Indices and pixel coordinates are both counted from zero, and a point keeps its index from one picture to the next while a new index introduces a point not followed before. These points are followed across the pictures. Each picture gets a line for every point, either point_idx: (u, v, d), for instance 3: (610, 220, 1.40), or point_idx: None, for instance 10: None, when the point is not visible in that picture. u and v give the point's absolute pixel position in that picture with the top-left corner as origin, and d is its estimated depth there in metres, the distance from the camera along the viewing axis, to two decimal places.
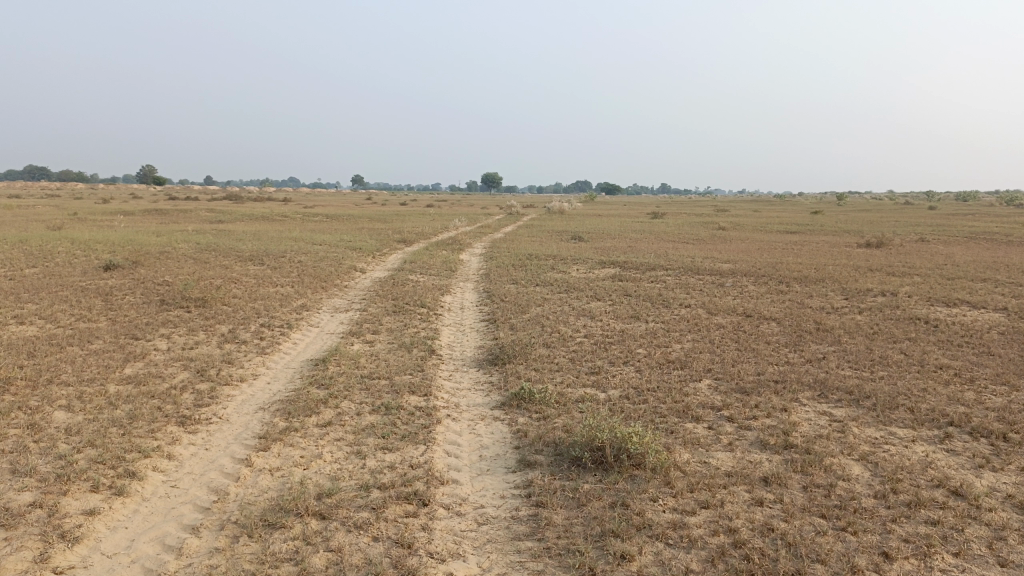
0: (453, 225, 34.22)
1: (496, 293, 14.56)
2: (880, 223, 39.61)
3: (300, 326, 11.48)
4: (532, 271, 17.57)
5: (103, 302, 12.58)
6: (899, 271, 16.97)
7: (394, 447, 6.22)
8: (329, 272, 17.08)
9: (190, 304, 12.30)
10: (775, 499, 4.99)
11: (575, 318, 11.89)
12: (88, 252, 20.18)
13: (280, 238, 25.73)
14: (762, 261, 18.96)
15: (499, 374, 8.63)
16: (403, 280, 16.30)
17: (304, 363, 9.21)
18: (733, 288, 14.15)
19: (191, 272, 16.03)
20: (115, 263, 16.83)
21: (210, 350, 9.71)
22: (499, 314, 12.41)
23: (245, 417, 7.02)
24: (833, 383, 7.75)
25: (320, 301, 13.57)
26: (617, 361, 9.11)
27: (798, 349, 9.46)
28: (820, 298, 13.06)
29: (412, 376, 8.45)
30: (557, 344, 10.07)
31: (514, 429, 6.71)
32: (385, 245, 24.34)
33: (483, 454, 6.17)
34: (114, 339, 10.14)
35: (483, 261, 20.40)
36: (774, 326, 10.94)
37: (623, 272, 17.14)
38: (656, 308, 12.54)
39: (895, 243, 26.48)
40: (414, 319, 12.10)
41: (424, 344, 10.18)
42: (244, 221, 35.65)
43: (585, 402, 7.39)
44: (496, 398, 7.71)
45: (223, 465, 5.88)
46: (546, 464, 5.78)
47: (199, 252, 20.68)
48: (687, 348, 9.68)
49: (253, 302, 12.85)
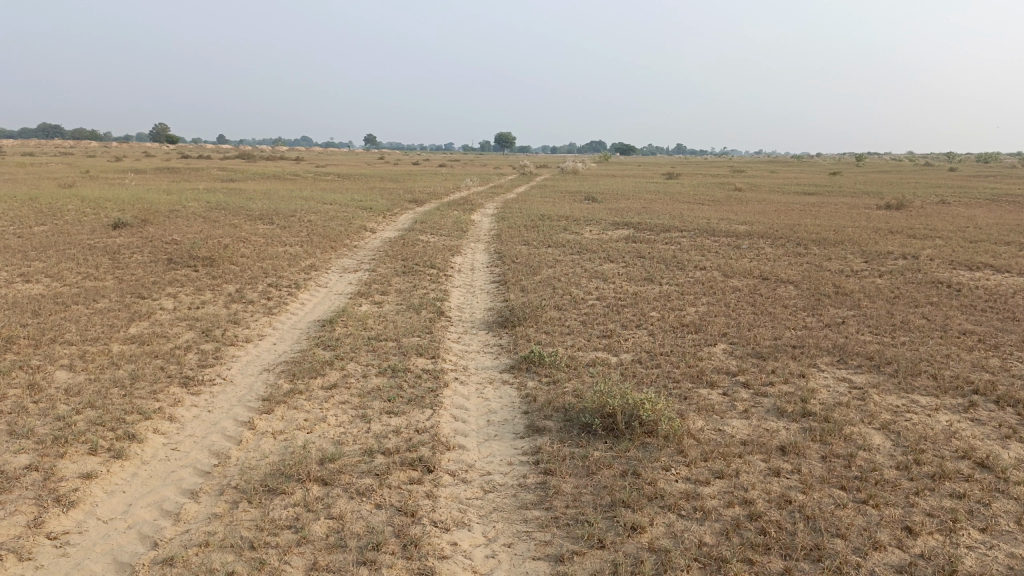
0: (465, 185, 33.85)
1: (507, 254, 14.33)
2: (900, 184, 38.84)
3: (308, 286, 11.32)
4: (544, 232, 17.31)
5: (110, 261, 12.47)
6: (920, 234, 16.55)
7: (400, 411, 6.07)
8: (338, 232, 16.89)
9: (198, 264, 12.14)
10: (793, 469, 4.80)
11: (587, 280, 11.66)
12: (98, 211, 20.07)
13: (291, 197, 25.47)
14: (779, 223, 18.57)
15: (509, 336, 8.45)
16: (413, 240, 16.06)
17: (310, 324, 9.06)
18: (749, 251, 13.83)
19: (200, 231, 15.86)
20: (124, 221, 16.67)
21: (217, 310, 9.56)
22: (510, 275, 12.18)
23: (250, 378, 6.89)
24: (853, 349, 7.52)
25: (328, 261, 13.40)
26: (629, 325, 8.89)
27: (816, 313, 9.21)
28: (839, 261, 12.74)
29: (420, 338, 8.28)
30: (568, 307, 9.86)
31: (523, 393, 6.55)
32: (396, 205, 24.07)
33: (491, 419, 6.01)
34: (119, 299, 10.02)
35: (495, 222, 20.10)
36: (792, 289, 10.67)
37: (637, 233, 16.81)
38: (671, 270, 12.27)
39: (916, 205, 25.93)
40: (423, 280, 11.90)
41: (433, 306, 10.00)
42: (255, 180, 35.46)
43: (596, 366, 7.21)
44: (505, 361, 7.54)
45: (225, 428, 5.75)
46: (555, 431, 5.61)
47: (208, 211, 20.48)
48: (701, 312, 9.45)
49: (261, 262, 12.69)
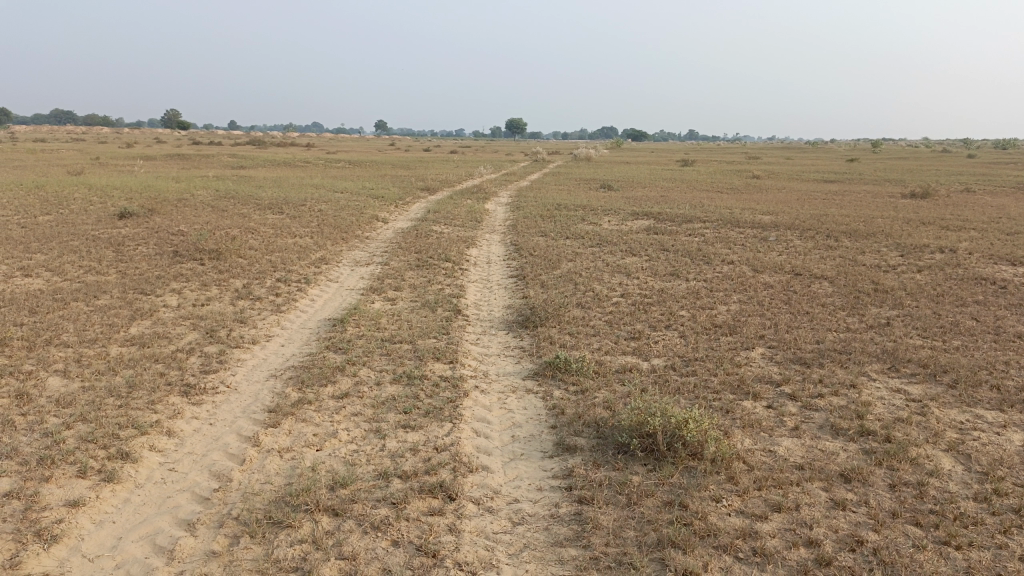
0: (478, 172, 33.27)
1: (524, 246, 13.81)
2: (919, 171, 38.17)
3: (318, 280, 10.85)
4: (562, 222, 16.77)
5: (113, 253, 12.02)
6: (953, 225, 15.90)
7: (417, 425, 5.58)
8: (349, 222, 16.40)
9: (204, 256, 11.67)
10: (858, 503, 4.29)
11: (610, 275, 11.13)
12: (104, 199, 19.65)
13: (300, 184, 25.05)
14: (804, 213, 17.95)
15: (531, 338, 7.94)
16: (426, 231, 15.56)
17: (320, 323, 8.58)
18: (777, 243, 13.24)
19: (207, 222, 15.40)
20: (130, 211, 16.22)
21: (223, 307, 9.08)
22: (529, 269, 11.66)
23: (255, 386, 6.40)
24: (904, 356, 6.97)
25: (339, 254, 12.92)
26: (658, 325, 8.35)
27: (857, 313, 8.64)
28: (873, 255, 12.15)
29: (436, 341, 7.78)
30: (591, 305, 9.35)
31: (550, 404, 6.05)
32: (409, 193, 23.56)
33: (517, 435, 5.51)
34: (121, 294, 9.56)
35: (510, 211, 19.55)
36: (827, 285, 10.10)
37: (657, 224, 16.22)
38: (696, 264, 11.71)
39: (942, 193, 25.21)
40: (438, 274, 11.40)
41: (449, 303, 9.50)
42: (265, 167, 34.98)
43: (627, 373, 6.69)
44: (527, 367, 7.03)
45: (227, 445, 5.29)
46: (588, 450, 5.11)
47: (217, 199, 20.01)
48: (734, 311, 8.91)
49: (270, 254, 12.22)
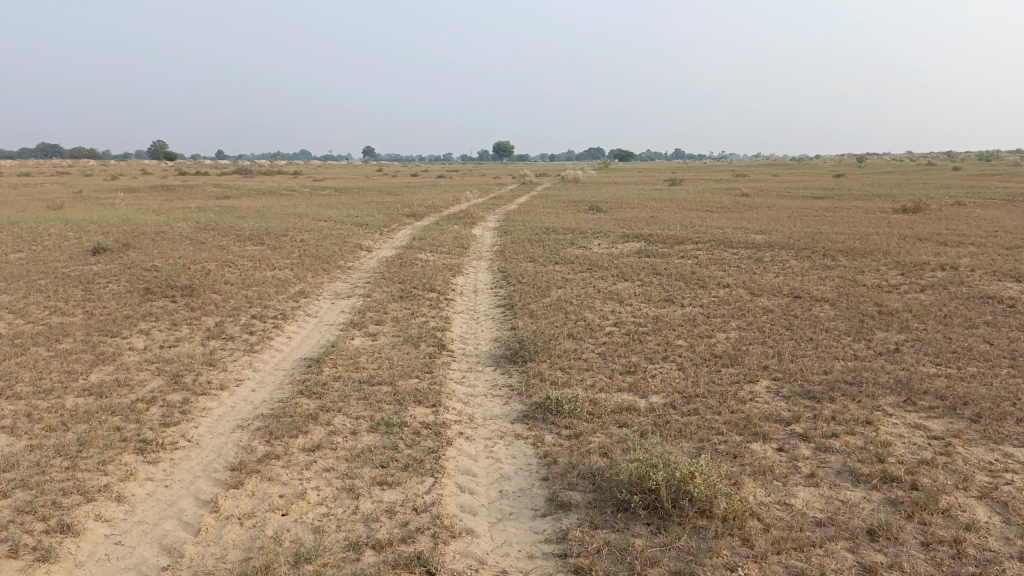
0: (465, 196, 32.94)
1: (512, 273, 13.34)
2: (908, 185, 38.11)
3: (296, 316, 10.34)
4: (550, 247, 16.35)
5: (82, 292, 11.47)
6: (951, 240, 15.56)
7: (394, 481, 5.05)
8: (332, 252, 15.93)
9: (176, 293, 11.14)
10: (890, 566, 3.80)
11: (602, 302, 10.67)
12: (80, 234, 19.13)
13: (284, 214, 24.58)
14: (798, 232, 17.57)
15: (520, 375, 7.44)
16: (411, 259, 15.07)
17: (296, 363, 8.06)
18: (772, 264, 12.82)
19: (183, 255, 14.88)
20: (104, 246, 15.67)
21: (192, 349, 8.55)
22: (517, 298, 11.18)
23: (219, 440, 5.86)
24: (919, 387, 6.51)
25: (320, 286, 12.42)
26: (655, 357, 7.87)
27: (864, 338, 8.20)
28: (873, 274, 11.74)
29: (418, 381, 7.26)
30: (583, 336, 8.86)
31: (541, 453, 5.53)
32: (394, 220, 23.13)
33: (505, 490, 4.99)
34: (85, 337, 9.01)
35: (497, 236, 19.09)
36: (829, 308, 9.65)
37: (648, 246, 15.81)
38: (691, 289, 11.25)
39: (934, 208, 24.97)
40: (421, 306, 10.90)
41: (434, 338, 9.00)
42: (249, 196, 34.52)
43: (623, 414, 6.19)
44: (516, 408, 6.52)
45: (183, 511, 4.75)
46: (584, 507, 4.59)
47: (196, 232, 19.49)
48: (734, 339, 8.44)
49: (247, 289, 11.70)
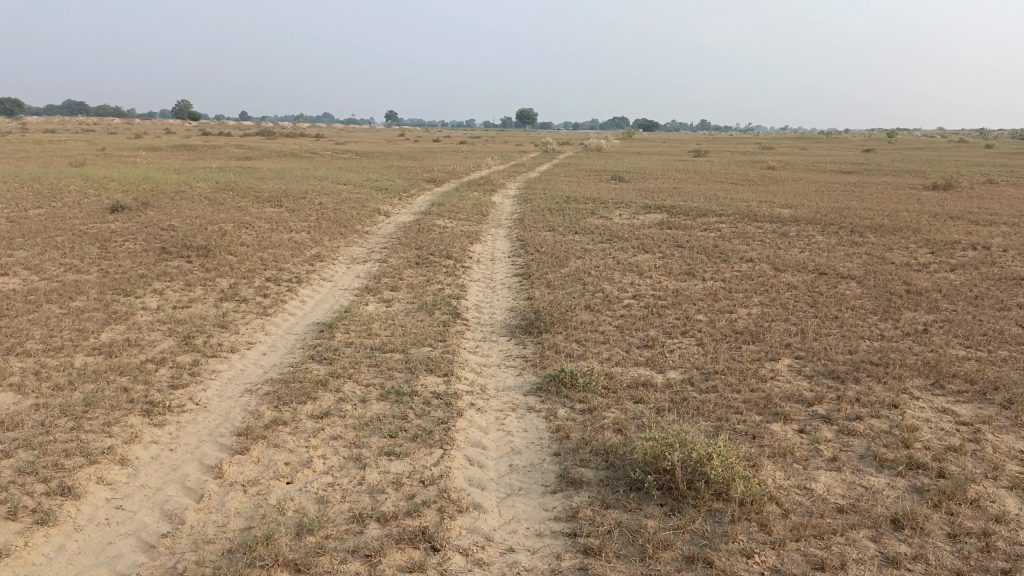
0: (486, 163, 32.63)
1: (531, 241, 13.14)
2: (938, 162, 37.20)
3: (311, 280, 10.22)
4: (571, 216, 16.10)
5: (98, 250, 11.43)
6: (983, 219, 15.13)
7: (402, 452, 4.93)
8: (350, 216, 15.79)
9: (192, 254, 11.06)
10: (914, 558, 3.62)
11: (621, 274, 10.46)
12: (100, 192, 19.13)
13: (304, 176, 24.46)
14: (824, 207, 17.17)
15: (534, 346, 7.29)
16: (428, 226, 14.90)
17: (308, 328, 7.95)
18: (797, 239, 12.51)
19: (201, 216, 14.80)
20: (122, 205, 15.63)
21: (205, 311, 8.47)
22: (534, 267, 11.00)
23: (226, 404, 5.77)
24: (948, 370, 6.27)
25: (336, 250, 12.31)
26: (673, 331, 7.67)
27: (890, 318, 7.94)
28: (901, 252, 11.42)
29: (431, 350, 7.13)
30: (601, 308, 8.67)
31: (554, 427, 5.38)
32: (414, 185, 22.93)
33: (515, 464, 4.85)
34: (99, 295, 8.96)
35: (517, 204, 18.85)
36: (855, 286, 9.38)
37: (671, 218, 15.52)
38: (713, 262, 11.00)
39: (965, 185, 24.36)
40: (437, 273, 10.75)
41: (448, 306, 8.85)
42: (270, 158, 34.43)
43: (640, 389, 6.02)
44: (530, 380, 6.37)
45: (186, 477, 4.66)
46: (595, 485, 4.45)
47: (216, 193, 19.42)
48: (756, 315, 8.22)
49: (262, 251, 11.61)
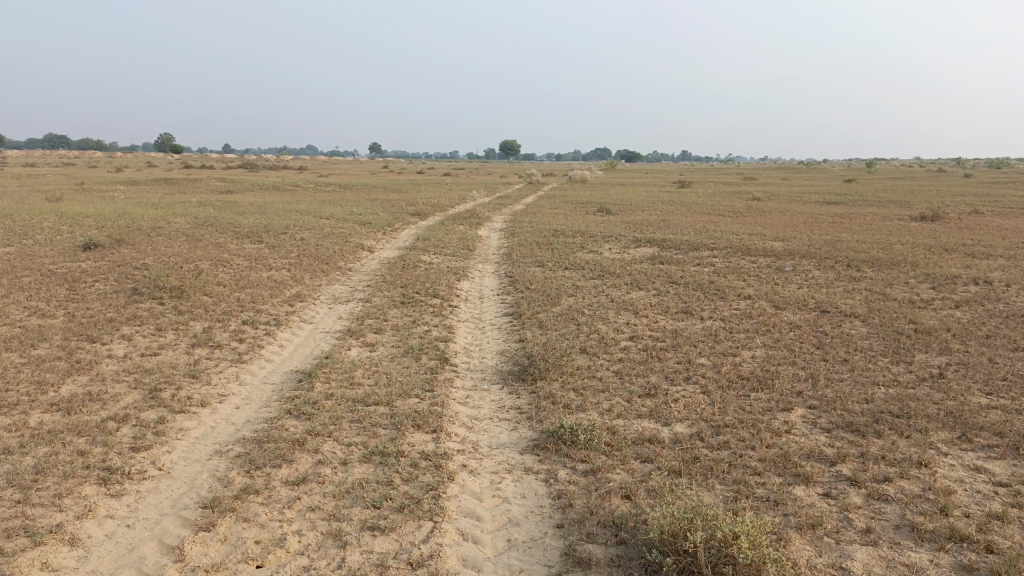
0: (471, 195, 32.33)
1: (520, 278, 12.72)
2: (921, 191, 37.25)
3: (291, 322, 9.72)
4: (559, 250, 15.72)
5: (66, 292, 10.87)
6: (978, 251, 14.91)
7: (387, 527, 4.42)
8: (332, 252, 15.32)
9: (165, 295, 10.52)
10: None
11: (615, 313, 10.03)
12: (73, 227, 18.54)
13: (285, 210, 23.99)
14: (816, 239, 16.90)
15: (529, 396, 6.81)
16: (413, 261, 14.45)
17: (287, 377, 7.43)
18: (794, 275, 12.16)
19: (177, 253, 14.27)
20: (95, 242, 15.07)
21: (175, 359, 7.93)
22: (525, 306, 10.55)
23: (193, 469, 5.23)
24: (974, 421, 5.85)
25: (318, 289, 11.82)
26: (676, 377, 7.21)
27: (903, 361, 7.55)
28: (902, 288, 11.09)
29: (418, 401, 6.63)
30: (597, 351, 8.22)
31: (554, 493, 4.89)
32: (398, 218, 22.51)
33: (513, 539, 4.35)
34: (62, 341, 8.40)
35: (504, 238, 18.45)
36: (860, 326, 9.00)
37: (662, 252, 15.18)
38: (710, 300, 10.61)
39: (952, 216, 24.28)
40: (424, 313, 10.28)
41: (436, 350, 8.37)
42: (251, 191, 33.99)
43: (646, 446, 5.55)
44: (526, 436, 5.88)
45: (143, 560, 4.12)
46: (606, 567, 3.96)
47: (194, 228, 18.89)
48: (762, 358, 7.80)
49: (240, 291, 11.09)
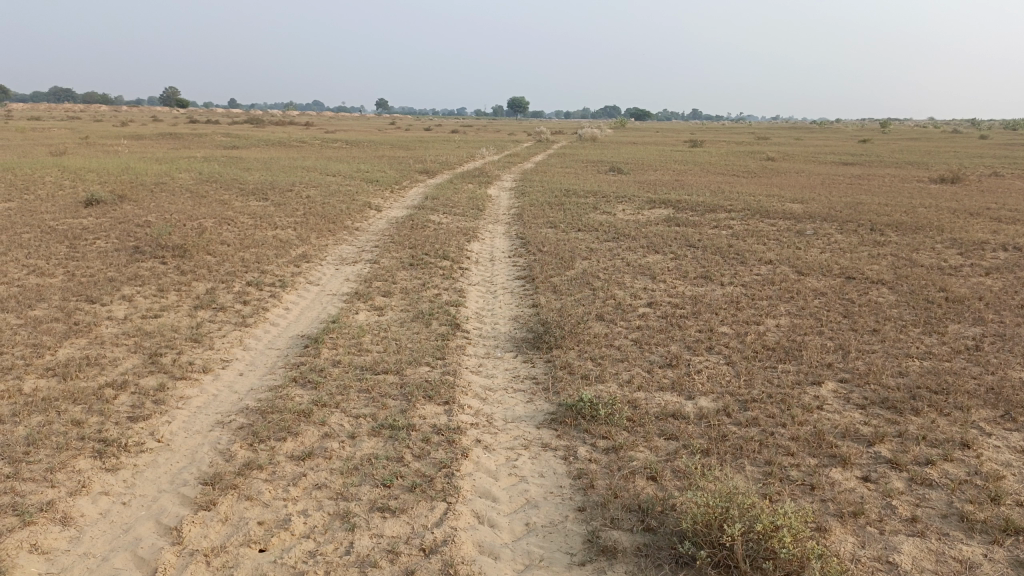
0: (480, 153, 31.77)
1: (532, 239, 12.36)
2: (937, 153, 36.43)
3: (297, 283, 9.41)
4: (572, 211, 15.32)
5: (66, 250, 10.56)
6: (1003, 216, 14.46)
7: (398, 508, 4.15)
8: (339, 210, 14.97)
9: (167, 253, 10.21)
10: None
11: (632, 277, 9.69)
12: (76, 183, 18.19)
13: (292, 167, 23.59)
14: (836, 201, 16.43)
15: (545, 366, 6.51)
16: (422, 221, 14.08)
17: (292, 342, 7.15)
18: (815, 239, 11.76)
19: (181, 210, 13.92)
20: (97, 198, 14.72)
21: (177, 321, 7.65)
22: (538, 269, 10.21)
23: (193, 442, 4.97)
24: (1018, 399, 5.53)
25: (325, 249, 11.50)
26: (698, 347, 6.90)
27: (936, 333, 7.21)
28: (929, 254, 10.69)
29: (430, 370, 6.34)
30: (614, 318, 7.90)
31: (575, 472, 4.61)
32: (406, 176, 22.07)
33: (532, 524, 4.08)
34: (61, 302, 8.12)
35: (514, 198, 18.03)
36: (888, 294, 8.64)
37: (677, 214, 14.76)
38: (730, 264, 10.25)
39: (973, 178, 23.70)
40: (434, 275, 9.95)
41: (447, 315, 8.06)
42: (257, 146, 33.53)
43: (671, 422, 5.25)
44: (543, 410, 5.58)
45: (139, 542, 3.87)
46: (633, 557, 3.69)
47: (198, 184, 18.51)
48: (788, 326, 7.47)
49: (245, 251, 10.78)
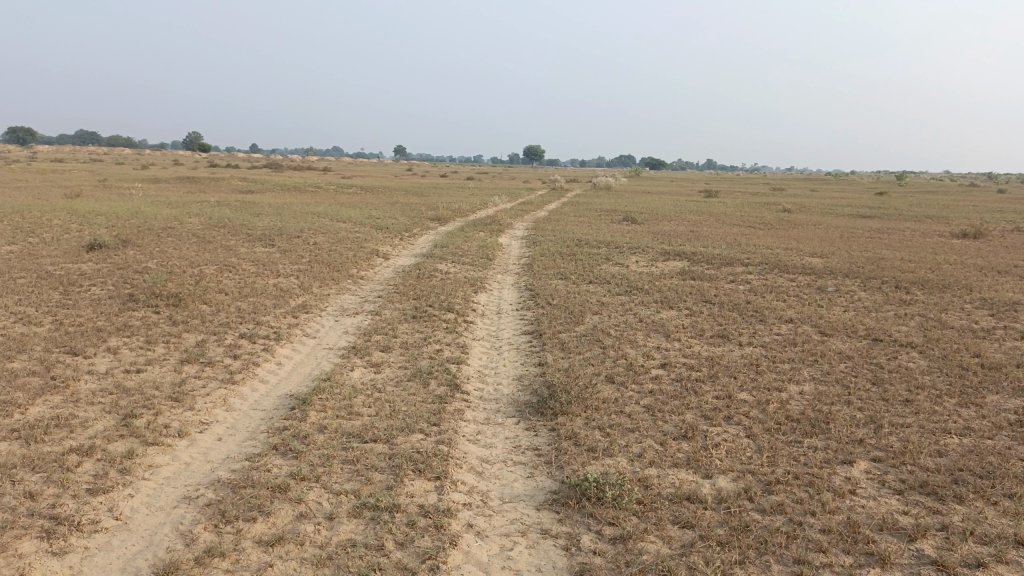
0: (493, 200, 31.56)
1: (542, 291, 11.92)
2: (957, 207, 35.90)
3: (293, 336, 8.99)
4: (584, 261, 14.90)
5: (59, 297, 10.22)
6: None
7: None
8: (345, 258, 14.64)
9: (161, 302, 9.84)
10: None
11: (645, 335, 9.20)
12: (83, 226, 18.00)
13: (303, 212, 23.40)
14: (857, 256, 15.92)
15: (548, 436, 5.99)
16: (429, 270, 13.71)
17: (280, 403, 6.67)
18: (838, 296, 11.25)
19: (183, 256, 13.61)
20: (100, 242, 14.46)
21: (160, 377, 7.21)
22: (546, 324, 9.75)
23: (154, 521, 4.48)
24: None
25: (326, 299, 11.11)
26: (716, 416, 6.37)
27: (974, 404, 6.64)
28: (958, 315, 10.14)
29: (423, 438, 5.84)
30: (626, 380, 7.39)
31: (577, 568, 4.07)
32: (417, 223, 21.80)
33: None
34: (42, 353, 7.72)
35: (525, 247, 17.65)
36: (919, 359, 8.09)
37: (692, 267, 14.30)
38: (748, 322, 9.74)
39: (996, 233, 23.15)
40: (437, 329, 9.51)
41: (447, 374, 7.58)
42: (271, 191, 33.54)
43: (686, 507, 4.71)
44: (545, 488, 5.06)
45: None
46: None
47: (206, 229, 18.28)
48: (813, 394, 6.93)
49: (243, 300, 10.39)
